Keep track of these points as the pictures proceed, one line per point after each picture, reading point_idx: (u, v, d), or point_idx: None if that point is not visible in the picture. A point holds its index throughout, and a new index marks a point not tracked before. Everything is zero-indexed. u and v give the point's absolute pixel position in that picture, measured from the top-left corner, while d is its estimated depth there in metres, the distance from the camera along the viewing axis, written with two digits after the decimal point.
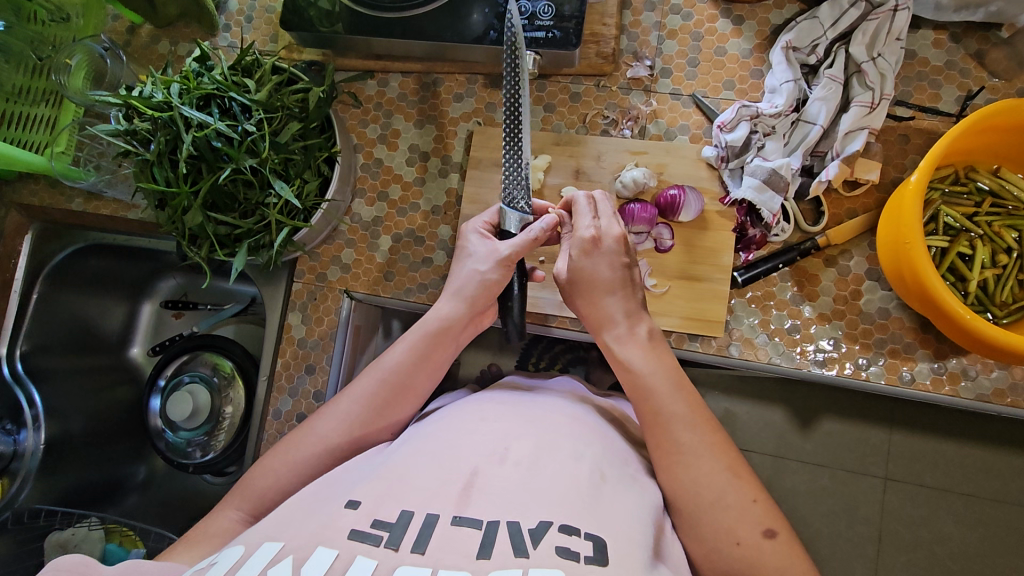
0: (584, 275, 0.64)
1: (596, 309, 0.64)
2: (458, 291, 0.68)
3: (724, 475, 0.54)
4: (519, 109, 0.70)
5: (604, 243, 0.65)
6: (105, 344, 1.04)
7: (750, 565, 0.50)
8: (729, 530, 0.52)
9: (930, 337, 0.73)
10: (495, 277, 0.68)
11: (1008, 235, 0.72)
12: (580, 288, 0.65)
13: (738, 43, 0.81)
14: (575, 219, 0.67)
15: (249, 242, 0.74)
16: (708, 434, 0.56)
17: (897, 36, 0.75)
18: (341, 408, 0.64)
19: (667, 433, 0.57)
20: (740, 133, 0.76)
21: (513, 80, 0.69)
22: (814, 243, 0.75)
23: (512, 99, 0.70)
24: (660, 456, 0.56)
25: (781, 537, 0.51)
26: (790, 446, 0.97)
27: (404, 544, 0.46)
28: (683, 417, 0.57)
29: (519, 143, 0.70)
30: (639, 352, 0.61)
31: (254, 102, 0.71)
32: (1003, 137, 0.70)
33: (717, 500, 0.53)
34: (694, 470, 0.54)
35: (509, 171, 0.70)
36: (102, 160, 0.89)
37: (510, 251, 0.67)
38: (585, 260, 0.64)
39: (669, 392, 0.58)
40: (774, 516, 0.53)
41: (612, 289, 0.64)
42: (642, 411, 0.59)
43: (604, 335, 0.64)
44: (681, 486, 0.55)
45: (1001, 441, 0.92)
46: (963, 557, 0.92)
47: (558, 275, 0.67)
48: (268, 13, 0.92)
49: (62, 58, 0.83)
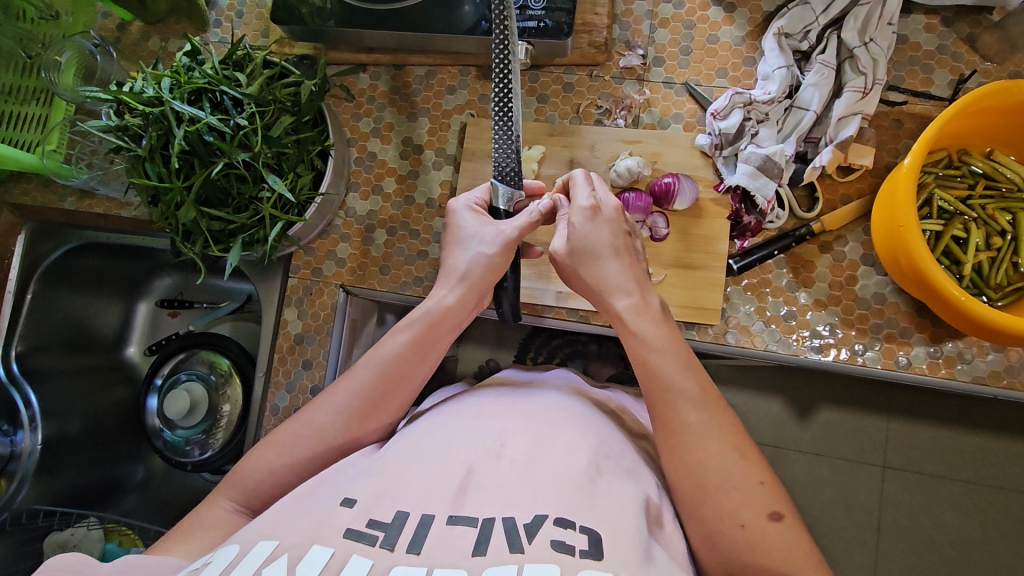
0: (585, 244, 0.64)
1: (602, 278, 0.64)
2: (463, 277, 0.68)
3: (731, 457, 0.54)
4: (509, 72, 0.68)
5: (605, 212, 0.65)
6: (100, 344, 1.04)
7: (752, 547, 0.50)
8: (733, 512, 0.51)
9: (926, 322, 0.74)
10: (500, 260, 0.68)
11: (1002, 217, 0.72)
12: (584, 258, 0.64)
13: (730, 30, 0.81)
14: (574, 192, 0.67)
15: (243, 236, 0.73)
16: (716, 415, 0.56)
17: (889, 20, 0.74)
18: (335, 401, 0.63)
19: (675, 411, 0.56)
20: (733, 120, 0.76)
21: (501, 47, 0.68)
22: (809, 229, 0.75)
23: (501, 67, 0.68)
24: (669, 432, 0.56)
25: (787, 520, 0.51)
26: (789, 435, 0.98)
27: (400, 544, 0.46)
28: (693, 393, 0.57)
29: (510, 114, 0.69)
30: (648, 324, 0.61)
31: (245, 96, 0.70)
32: (996, 120, 0.70)
33: (722, 482, 0.53)
34: (701, 451, 0.54)
35: (501, 149, 0.70)
36: (95, 158, 0.87)
37: (513, 232, 0.68)
38: (588, 228, 0.64)
39: (681, 370, 0.58)
40: (780, 499, 0.53)
41: (618, 258, 0.64)
42: (651, 387, 0.58)
43: (613, 304, 0.63)
44: (685, 468, 0.54)
45: (997, 426, 0.92)
46: (962, 544, 0.92)
47: (555, 252, 0.66)
48: (260, 8, 0.92)
49: (52, 55, 0.82)
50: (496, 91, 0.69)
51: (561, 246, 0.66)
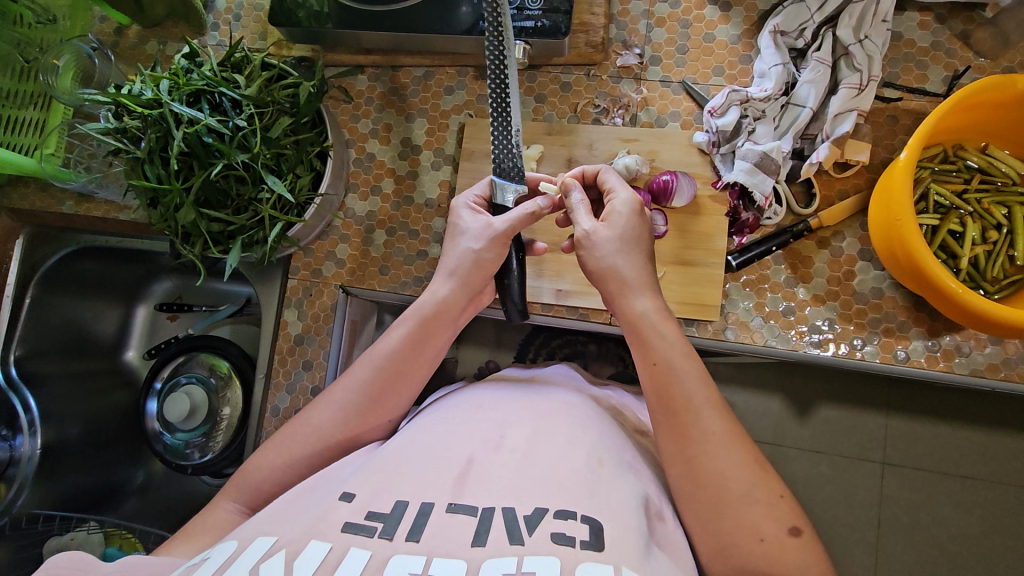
0: (633, 234, 0.65)
1: (632, 273, 0.63)
2: (454, 271, 0.68)
3: (751, 469, 0.53)
4: (504, 66, 0.68)
5: (646, 212, 0.67)
6: (99, 348, 1.04)
7: (769, 560, 0.49)
8: (752, 526, 0.51)
9: (924, 315, 0.74)
10: (490, 255, 0.68)
11: (998, 211, 0.72)
12: (623, 246, 0.64)
13: (726, 29, 0.82)
14: (610, 187, 0.68)
15: (242, 238, 0.73)
16: (733, 425, 0.56)
17: (883, 17, 0.75)
18: (335, 399, 0.63)
19: (695, 418, 0.56)
20: (731, 117, 0.77)
21: (496, 42, 0.68)
22: (807, 225, 0.76)
23: (495, 60, 0.68)
24: (687, 441, 0.55)
25: (805, 535, 0.51)
26: (789, 433, 0.98)
27: (398, 534, 0.46)
28: (712, 403, 0.57)
29: (506, 111, 0.69)
30: (672, 328, 0.61)
31: (243, 97, 0.70)
32: (995, 114, 0.70)
33: (743, 494, 0.52)
34: (720, 461, 0.53)
35: (498, 145, 0.70)
36: (94, 161, 0.87)
37: (503, 226, 0.67)
38: (634, 219, 0.65)
39: (699, 378, 0.58)
40: (797, 513, 0.52)
41: (648, 259, 0.65)
42: (671, 394, 0.57)
43: (636, 303, 0.62)
44: (701, 477, 0.54)
45: (995, 422, 0.93)
46: (963, 540, 0.93)
47: (592, 232, 0.65)
48: (257, 11, 0.92)
49: (50, 59, 0.82)
50: (491, 89, 0.69)
51: (603, 230, 0.65)
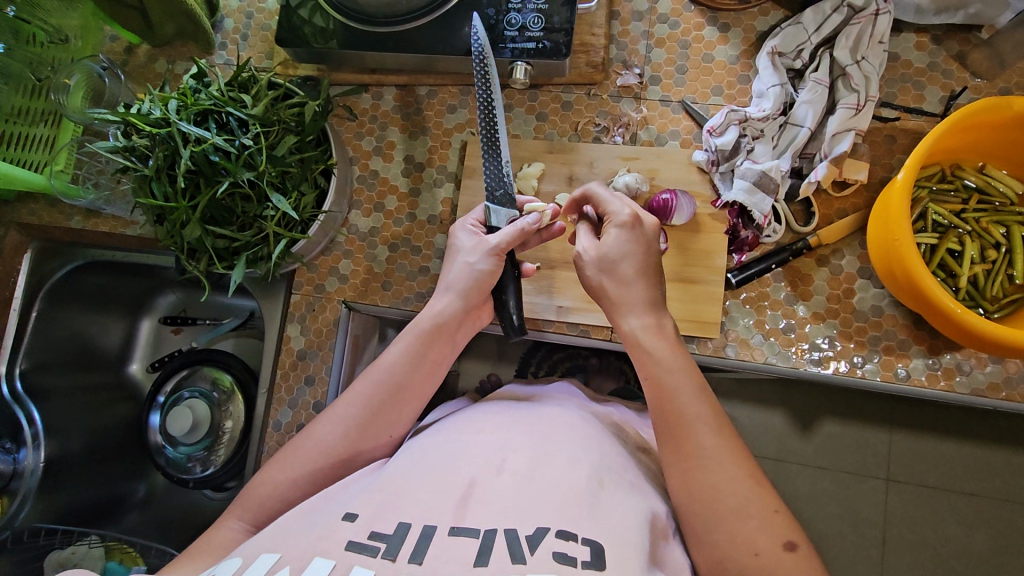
0: (620, 254, 0.64)
1: (626, 290, 0.64)
2: (451, 285, 0.70)
3: (747, 483, 0.53)
4: (494, 116, 0.72)
5: (643, 225, 0.66)
6: (105, 361, 1.05)
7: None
8: (748, 541, 0.50)
9: (924, 333, 0.74)
10: (487, 268, 0.69)
11: (996, 230, 0.73)
12: (612, 266, 0.64)
13: (725, 49, 0.83)
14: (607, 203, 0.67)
15: (248, 254, 0.74)
16: (729, 440, 0.56)
17: (880, 39, 0.76)
18: (337, 413, 0.64)
19: (690, 433, 0.56)
20: (729, 137, 0.78)
21: (484, 87, 0.72)
22: (806, 243, 0.76)
23: (485, 102, 0.72)
24: (682, 456, 0.56)
25: (802, 550, 0.50)
26: (791, 449, 0.98)
27: (401, 555, 0.46)
28: (706, 419, 0.57)
29: (496, 144, 0.72)
30: (668, 343, 0.61)
31: (250, 117, 0.72)
32: (991, 135, 0.71)
33: (740, 507, 0.52)
34: (714, 477, 0.54)
35: (490, 171, 0.73)
36: (102, 177, 0.89)
37: (498, 242, 0.69)
38: (624, 241, 0.65)
39: (694, 393, 0.58)
40: (795, 529, 0.52)
41: (647, 271, 0.64)
42: (666, 410, 0.58)
43: (630, 320, 0.63)
44: (697, 493, 0.54)
45: (997, 439, 0.93)
46: (968, 558, 0.92)
47: (582, 255, 0.67)
48: (264, 31, 0.94)
49: (61, 78, 0.84)
50: (481, 122, 0.72)
51: (592, 251, 0.66)
